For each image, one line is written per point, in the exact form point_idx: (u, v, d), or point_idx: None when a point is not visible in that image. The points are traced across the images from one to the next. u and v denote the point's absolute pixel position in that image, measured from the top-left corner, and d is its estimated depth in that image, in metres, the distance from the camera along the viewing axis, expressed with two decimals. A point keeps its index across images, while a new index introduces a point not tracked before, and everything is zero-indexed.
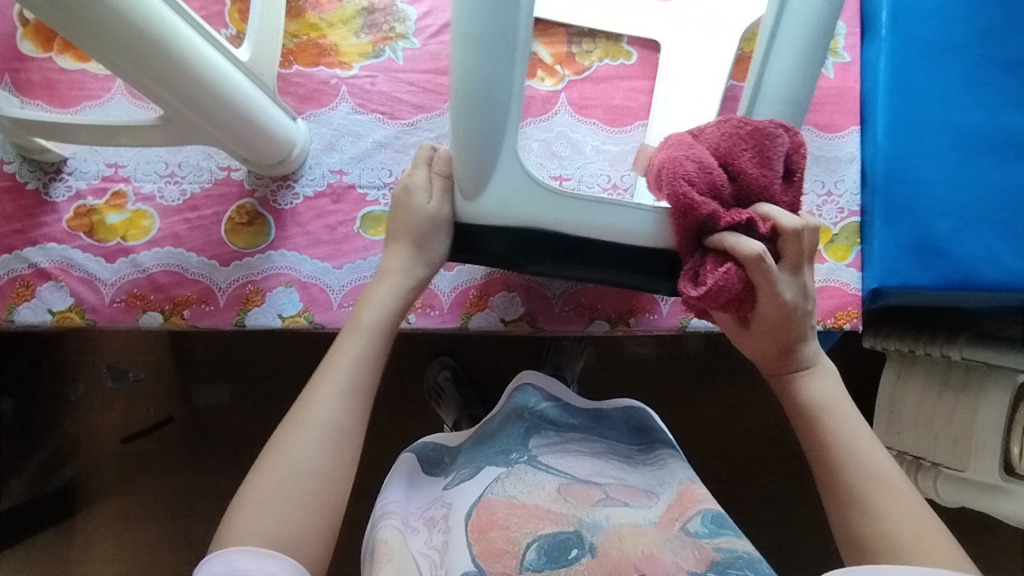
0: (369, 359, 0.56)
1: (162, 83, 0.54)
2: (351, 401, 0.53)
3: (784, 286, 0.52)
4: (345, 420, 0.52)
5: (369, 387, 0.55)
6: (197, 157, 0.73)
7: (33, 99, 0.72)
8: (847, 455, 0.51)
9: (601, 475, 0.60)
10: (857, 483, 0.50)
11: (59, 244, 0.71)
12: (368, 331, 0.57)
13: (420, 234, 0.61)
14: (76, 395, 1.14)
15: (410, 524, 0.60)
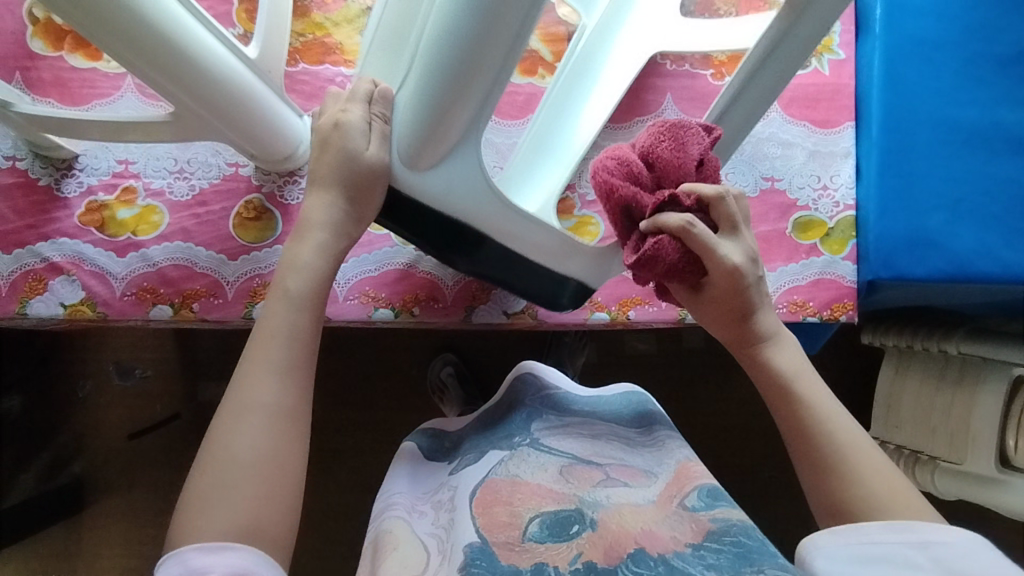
0: (300, 332, 0.54)
1: (173, 78, 0.55)
2: (288, 379, 0.52)
3: (726, 250, 0.54)
4: (286, 398, 0.51)
5: (305, 361, 0.53)
6: (205, 153, 0.74)
7: (44, 98, 0.73)
8: (812, 420, 0.54)
9: (602, 456, 0.61)
10: (821, 447, 0.52)
11: (70, 239, 0.72)
12: (294, 300, 0.55)
13: (354, 185, 0.57)
14: (83, 391, 1.15)
15: (417, 510, 0.62)
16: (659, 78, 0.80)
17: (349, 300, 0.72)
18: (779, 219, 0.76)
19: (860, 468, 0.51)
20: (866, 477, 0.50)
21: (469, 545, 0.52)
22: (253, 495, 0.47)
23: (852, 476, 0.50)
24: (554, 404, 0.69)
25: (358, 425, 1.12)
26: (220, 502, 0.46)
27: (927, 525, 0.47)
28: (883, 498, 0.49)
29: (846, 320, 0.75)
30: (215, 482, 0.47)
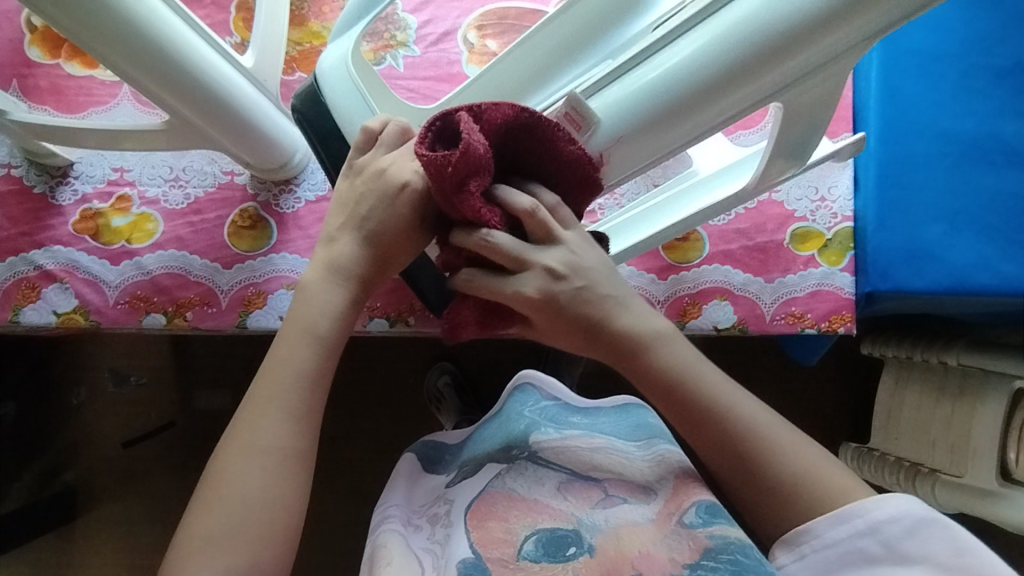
0: (313, 372, 0.51)
1: (166, 86, 0.55)
2: (299, 424, 0.50)
3: (515, 282, 0.48)
4: (295, 441, 0.49)
5: (317, 404, 0.51)
6: (201, 161, 0.74)
7: (40, 105, 0.73)
8: (711, 425, 0.49)
9: (600, 470, 0.60)
10: (725, 451, 0.49)
11: (64, 247, 0.72)
12: (315, 339, 0.52)
13: (390, 243, 0.53)
14: (77, 399, 1.14)
15: (412, 524, 0.61)
16: None
17: None
18: (777, 231, 0.76)
19: (770, 457, 0.48)
20: (777, 468, 0.48)
21: (462, 561, 0.52)
22: (247, 538, 0.46)
23: (761, 469, 0.48)
24: (552, 417, 0.67)
25: (354, 434, 1.11)
26: (211, 538, 0.45)
27: (857, 507, 0.46)
28: (796, 487, 0.48)
29: (845, 333, 0.74)
30: (210, 515, 0.46)
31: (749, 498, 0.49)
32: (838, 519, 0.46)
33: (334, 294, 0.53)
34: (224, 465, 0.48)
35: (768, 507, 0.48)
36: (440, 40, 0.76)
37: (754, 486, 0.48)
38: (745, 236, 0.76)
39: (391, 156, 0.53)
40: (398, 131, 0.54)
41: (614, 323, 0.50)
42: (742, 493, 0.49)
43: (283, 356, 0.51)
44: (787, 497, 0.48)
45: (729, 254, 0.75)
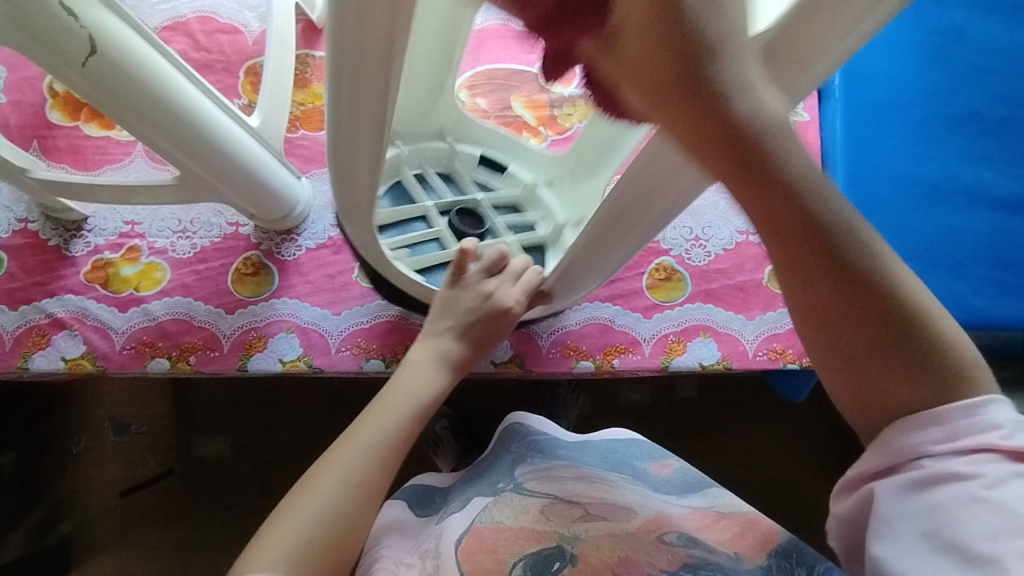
0: (398, 432, 0.59)
1: (177, 143, 0.59)
2: (376, 466, 0.56)
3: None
4: (370, 479, 0.55)
5: (396, 457, 0.58)
6: (208, 214, 0.79)
7: (58, 163, 0.78)
8: (856, 263, 0.35)
9: (583, 496, 0.62)
10: (869, 294, 0.36)
11: (75, 295, 0.75)
12: (410, 410, 0.61)
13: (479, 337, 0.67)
14: (77, 448, 1.15)
15: (404, 563, 0.59)
16: None
17: (341, 351, 0.75)
18: (756, 269, 0.80)
19: (919, 327, 0.37)
20: (917, 338, 0.37)
21: None
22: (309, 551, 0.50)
23: (900, 328, 0.36)
24: (540, 448, 0.69)
25: None
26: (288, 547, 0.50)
27: (964, 405, 0.37)
28: (955, 371, 0.37)
29: None
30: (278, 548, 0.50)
31: (890, 385, 0.37)
32: (925, 437, 0.37)
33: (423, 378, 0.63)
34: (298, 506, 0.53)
35: (911, 393, 0.37)
36: None
37: (901, 369, 0.37)
38: (726, 275, 0.79)
39: (493, 281, 0.66)
40: (498, 256, 0.67)
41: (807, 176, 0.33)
42: (889, 378, 0.37)
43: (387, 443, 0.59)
44: (940, 390, 0.37)
45: (711, 292, 0.78)
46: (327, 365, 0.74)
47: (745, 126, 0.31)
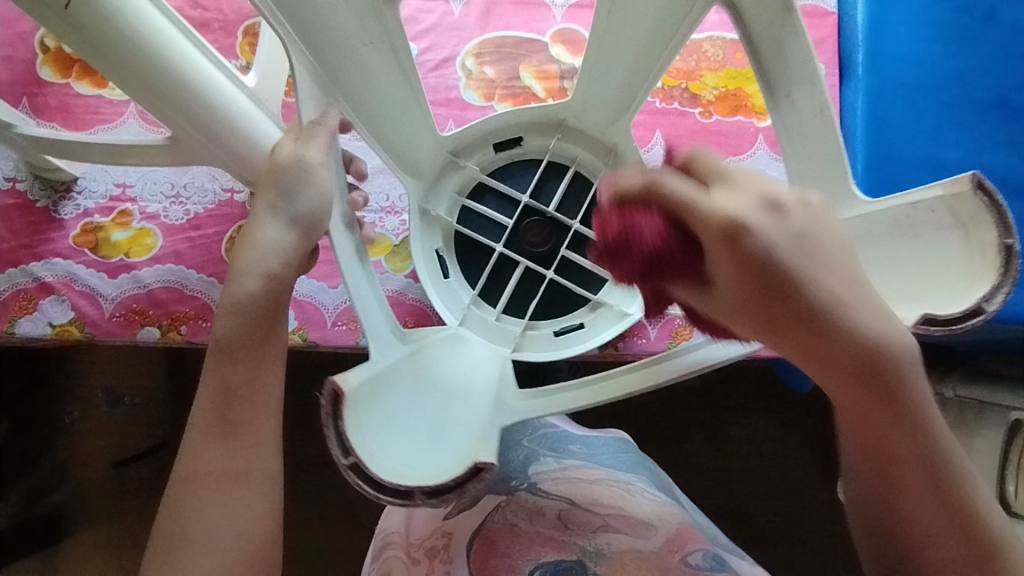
0: (258, 379, 0.48)
1: (171, 103, 0.57)
2: (249, 410, 0.48)
3: (721, 198, 0.37)
4: (254, 412, 0.48)
5: (260, 401, 0.48)
6: (202, 178, 0.76)
7: (48, 122, 0.75)
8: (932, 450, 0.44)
9: (603, 504, 0.60)
10: (940, 479, 0.45)
11: (63, 260, 0.73)
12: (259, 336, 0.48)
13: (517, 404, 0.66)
14: (70, 418, 1.13)
15: (411, 556, 0.57)
16: (650, 114, 0.77)
17: (337, 326, 0.72)
18: None
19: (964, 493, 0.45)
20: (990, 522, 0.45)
21: None
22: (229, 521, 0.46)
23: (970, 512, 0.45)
24: (552, 444, 0.67)
25: None
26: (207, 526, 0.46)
27: None
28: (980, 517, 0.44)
29: None
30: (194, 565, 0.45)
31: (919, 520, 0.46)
32: None
33: (252, 288, 0.47)
34: (176, 519, 0.46)
35: (937, 536, 0.45)
36: (439, 66, 0.78)
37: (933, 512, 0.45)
38: None
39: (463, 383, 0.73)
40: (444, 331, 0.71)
41: (905, 370, 0.41)
42: (925, 513, 0.45)
43: (244, 373, 0.48)
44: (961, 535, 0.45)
45: None
46: (321, 339, 0.72)
47: (879, 356, 0.40)
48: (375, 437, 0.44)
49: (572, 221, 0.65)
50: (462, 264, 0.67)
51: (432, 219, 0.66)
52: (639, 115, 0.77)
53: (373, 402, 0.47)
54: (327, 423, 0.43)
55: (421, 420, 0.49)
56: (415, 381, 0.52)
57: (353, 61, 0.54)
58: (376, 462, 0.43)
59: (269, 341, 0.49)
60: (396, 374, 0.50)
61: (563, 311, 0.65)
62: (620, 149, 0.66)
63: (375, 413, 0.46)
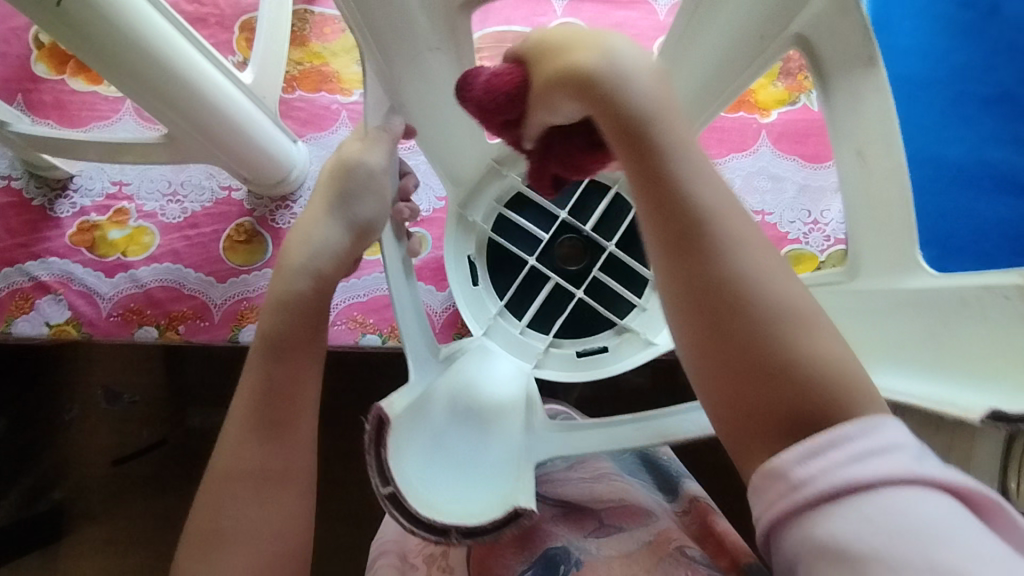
0: (287, 383, 0.44)
1: (168, 101, 0.56)
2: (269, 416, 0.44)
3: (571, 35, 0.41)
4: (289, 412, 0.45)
5: (294, 408, 0.44)
6: (199, 176, 0.75)
7: (44, 119, 0.74)
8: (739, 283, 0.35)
9: (602, 499, 0.57)
10: (765, 331, 0.35)
11: (60, 258, 0.72)
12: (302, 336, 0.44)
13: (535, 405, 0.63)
14: (68, 415, 1.13)
15: (409, 562, 0.56)
16: None
17: (336, 325, 0.72)
18: None
19: (807, 360, 0.35)
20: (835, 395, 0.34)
21: None
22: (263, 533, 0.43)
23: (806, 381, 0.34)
24: None
25: None
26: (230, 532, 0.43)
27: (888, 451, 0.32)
28: (834, 388, 0.34)
29: None
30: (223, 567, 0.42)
31: (749, 389, 0.35)
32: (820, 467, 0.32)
33: (303, 288, 0.44)
34: (211, 523, 0.43)
35: (766, 407, 0.35)
36: None
37: (756, 366, 0.35)
38: None
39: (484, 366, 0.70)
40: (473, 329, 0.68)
41: (704, 189, 0.36)
42: (730, 368, 0.35)
43: (289, 373, 0.44)
44: (799, 417, 0.34)
45: None
46: None
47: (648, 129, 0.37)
48: (416, 462, 0.38)
49: (607, 242, 0.67)
50: (492, 273, 0.70)
51: (467, 226, 0.69)
52: None
53: (418, 430, 0.40)
54: (369, 450, 0.36)
55: (471, 452, 0.42)
56: (448, 404, 0.45)
57: (415, 65, 0.50)
58: (413, 492, 0.37)
59: (316, 340, 0.45)
60: (431, 394, 0.44)
61: (591, 330, 0.68)
62: None
63: (416, 440, 0.39)
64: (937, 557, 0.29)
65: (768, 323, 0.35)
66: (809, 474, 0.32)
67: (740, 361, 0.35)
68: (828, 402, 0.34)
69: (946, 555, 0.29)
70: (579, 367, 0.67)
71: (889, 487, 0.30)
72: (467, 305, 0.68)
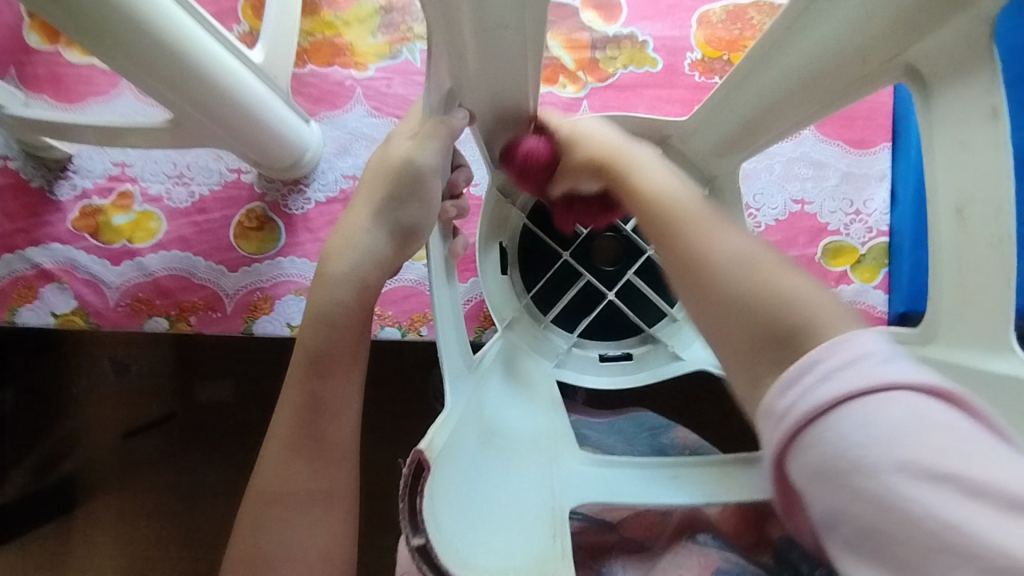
0: (333, 399, 0.44)
1: (173, 87, 0.52)
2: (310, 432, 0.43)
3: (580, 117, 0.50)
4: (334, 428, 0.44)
5: (334, 424, 0.44)
6: (206, 158, 0.71)
7: (38, 94, 0.69)
8: (693, 242, 0.37)
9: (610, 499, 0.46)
10: (719, 272, 0.35)
11: (62, 245, 0.69)
12: (344, 354, 0.44)
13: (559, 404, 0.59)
14: (78, 386, 1.01)
15: None
16: (688, 90, 0.71)
17: None
18: (809, 244, 0.71)
19: (765, 292, 0.34)
20: (796, 317, 0.33)
21: None
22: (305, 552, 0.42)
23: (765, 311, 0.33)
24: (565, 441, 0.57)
25: None
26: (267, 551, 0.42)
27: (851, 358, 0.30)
28: (795, 315, 0.33)
29: None
30: None
31: (724, 319, 0.35)
32: (792, 393, 0.30)
33: (345, 298, 0.44)
34: (250, 547, 0.42)
35: (741, 334, 0.34)
36: None
37: (727, 291, 0.35)
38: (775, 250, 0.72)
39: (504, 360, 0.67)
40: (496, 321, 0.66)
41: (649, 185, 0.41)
42: (704, 303, 0.35)
43: (336, 390, 0.44)
44: (776, 338, 0.33)
45: None
46: None
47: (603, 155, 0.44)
48: (450, 515, 0.32)
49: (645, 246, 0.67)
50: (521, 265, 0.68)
51: (503, 211, 0.66)
52: (676, 91, 0.71)
53: (453, 468, 0.34)
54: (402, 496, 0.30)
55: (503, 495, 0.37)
56: (478, 434, 0.39)
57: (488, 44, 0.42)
58: (447, 550, 0.30)
59: (358, 356, 0.45)
60: (464, 419, 0.37)
61: (614, 336, 0.68)
62: (722, 181, 0.64)
63: (453, 480, 0.33)
64: (920, 458, 0.27)
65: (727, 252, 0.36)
66: (794, 401, 0.30)
67: (711, 291, 0.35)
68: (792, 312, 0.33)
69: (935, 456, 0.27)
70: (599, 371, 0.65)
71: (863, 397, 0.28)
72: (493, 297, 0.64)
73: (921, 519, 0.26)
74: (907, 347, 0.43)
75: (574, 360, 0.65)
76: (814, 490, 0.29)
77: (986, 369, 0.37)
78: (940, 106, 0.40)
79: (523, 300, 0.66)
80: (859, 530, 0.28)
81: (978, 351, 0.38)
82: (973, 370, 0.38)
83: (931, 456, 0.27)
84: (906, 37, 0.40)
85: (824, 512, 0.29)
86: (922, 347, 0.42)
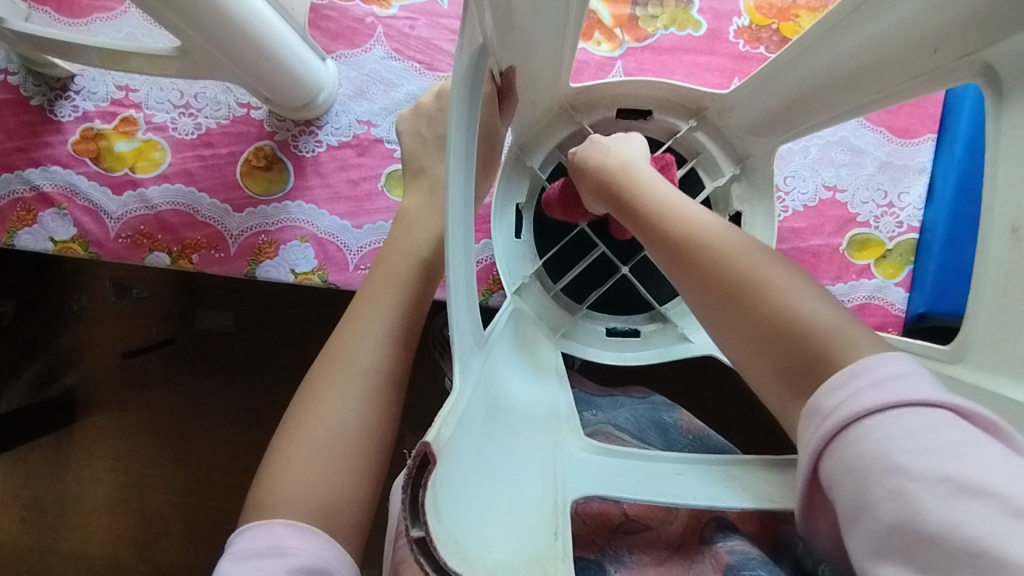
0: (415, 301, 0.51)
1: (180, 12, 0.47)
2: (393, 345, 0.48)
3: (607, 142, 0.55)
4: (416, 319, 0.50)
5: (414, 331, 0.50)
6: (215, 89, 0.68)
7: (40, 5, 0.65)
8: (711, 256, 0.38)
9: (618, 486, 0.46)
10: (728, 288, 0.37)
11: (63, 168, 0.66)
12: (418, 257, 0.52)
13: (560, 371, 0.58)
14: (79, 304, 0.94)
15: None
16: (730, 58, 0.67)
17: (360, 270, 0.65)
18: (835, 234, 0.68)
19: (777, 310, 0.35)
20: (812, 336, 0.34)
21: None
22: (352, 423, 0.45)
23: (779, 329, 0.35)
24: None
25: None
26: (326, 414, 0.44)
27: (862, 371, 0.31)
28: (820, 337, 0.34)
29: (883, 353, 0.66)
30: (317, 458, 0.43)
31: (748, 355, 0.36)
32: (845, 397, 0.30)
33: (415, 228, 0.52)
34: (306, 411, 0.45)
35: (771, 358, 0.35)
36: None
37: (746, 325, 0.36)
38: (799, 237, 0.69)
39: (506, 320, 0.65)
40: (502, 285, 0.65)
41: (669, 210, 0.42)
42: (727, 334, 0.37)
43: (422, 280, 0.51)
44: (797, 368, 0.34)
45: (779, 254, 0.69)
46: (342, 283, 0.65)
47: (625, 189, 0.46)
48: (452, 505, 0.31)
49: None
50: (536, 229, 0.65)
51: (523, 171, 0.63)
52: (716, 59, 0.67)
53: (460, 452, 0.33)
54: (405, 489, 0.28)
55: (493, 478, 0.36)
56: (486, 409, 0.39)
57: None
58: (447, 544, 0.29)
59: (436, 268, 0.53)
60: (472, 399, 0.37)
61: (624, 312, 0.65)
62: (754, 162, 0.61)
63: (458, 461, 0.32)
64: (962, 471, 0.27)
65: (746, 283, 0.37)
66: (839, 402, 0.30)
67: (733, 330, 0.37)
68: (811, 336, 0.34)
69: (982, 468, 0.27)
70: (604, 344, 0.63)
71: (905, 409, 0.29)
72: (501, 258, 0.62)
73: (958, 527, 0.26)
74: (937, 367, 0.42)
75: (580, 331, 0.63)
76: (840, 485, 0.30)
77: (1005, 396, 0.35)
78: (1008, 115, 0.37)
79: (534, 266, 0.64)
80: (887, 527, 0.28)
81: (1000, 378, 0.36)
82: (990, 394, 0.37)
83: (985, 476, 0.27)
84: (983, 37, 0.37)
85: (846, 507, 0.29)
86: (949, 368, 0.41)
